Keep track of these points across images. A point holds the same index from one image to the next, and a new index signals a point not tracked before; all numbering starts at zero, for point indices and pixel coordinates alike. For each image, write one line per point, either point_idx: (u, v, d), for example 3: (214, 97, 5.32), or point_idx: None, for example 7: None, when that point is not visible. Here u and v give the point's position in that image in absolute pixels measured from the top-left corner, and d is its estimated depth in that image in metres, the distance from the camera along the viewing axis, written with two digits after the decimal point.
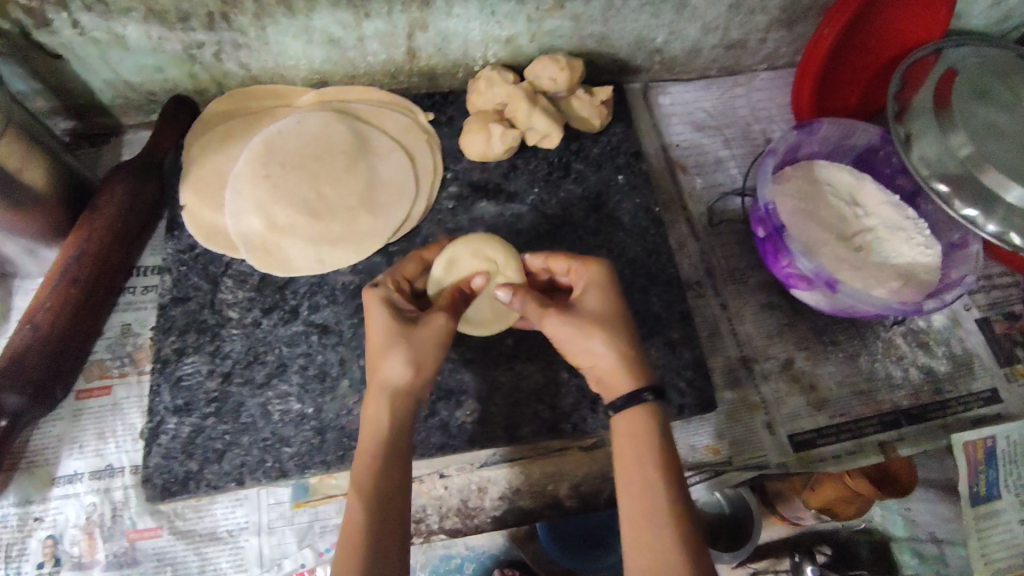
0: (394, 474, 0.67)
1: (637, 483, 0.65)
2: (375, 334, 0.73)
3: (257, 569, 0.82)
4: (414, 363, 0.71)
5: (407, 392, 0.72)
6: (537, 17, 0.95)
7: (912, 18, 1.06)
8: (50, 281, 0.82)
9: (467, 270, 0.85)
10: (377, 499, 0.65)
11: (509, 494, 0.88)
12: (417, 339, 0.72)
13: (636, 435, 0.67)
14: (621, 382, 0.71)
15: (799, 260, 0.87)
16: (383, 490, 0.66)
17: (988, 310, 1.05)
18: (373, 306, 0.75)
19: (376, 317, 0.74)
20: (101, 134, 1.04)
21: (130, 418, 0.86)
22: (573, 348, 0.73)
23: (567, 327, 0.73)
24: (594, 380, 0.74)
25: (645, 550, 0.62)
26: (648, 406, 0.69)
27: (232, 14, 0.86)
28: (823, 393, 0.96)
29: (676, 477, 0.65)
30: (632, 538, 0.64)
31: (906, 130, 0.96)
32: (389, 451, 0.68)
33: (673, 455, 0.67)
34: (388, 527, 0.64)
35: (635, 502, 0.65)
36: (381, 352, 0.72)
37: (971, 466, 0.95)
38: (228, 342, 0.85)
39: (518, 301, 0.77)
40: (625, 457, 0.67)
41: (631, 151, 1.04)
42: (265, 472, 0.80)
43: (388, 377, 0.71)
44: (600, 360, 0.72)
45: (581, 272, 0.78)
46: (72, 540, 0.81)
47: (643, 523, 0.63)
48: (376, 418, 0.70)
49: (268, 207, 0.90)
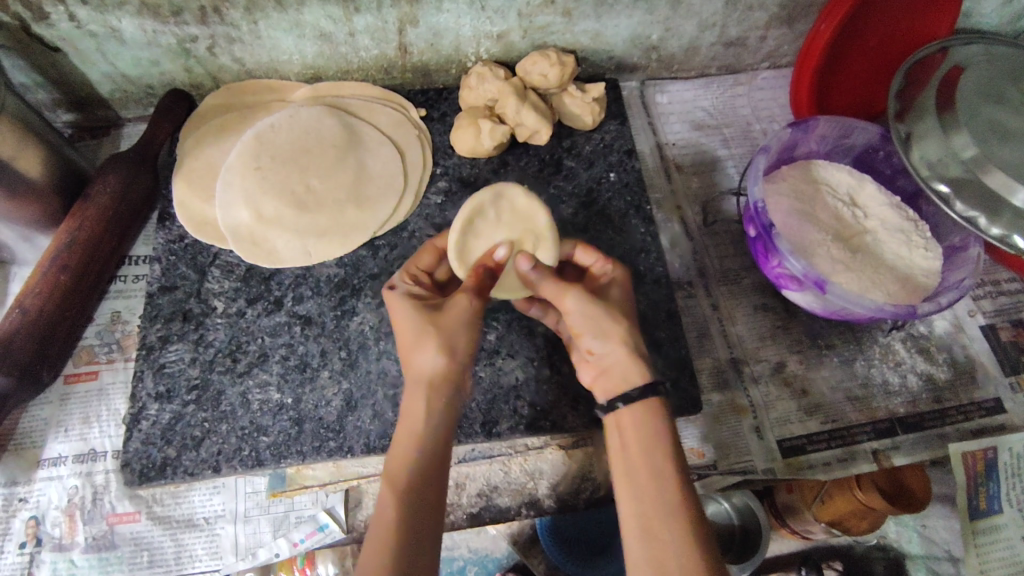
0: (428, 470, 0.66)
1: (644, 474, 0.64)
2: (404, 326, 0.74)
3: (231, 557, 0.84)
4: (447, 348, 0.71)
5: (443, 380, 0.70)
6: (528, 13, 0.95)
7: (917, 17, 1.04)
8: (40, 267, 0.84)
9: (486, 245, 0.85)
10: (413, 496, 0.63)
11: (486, 492, 0.88)
12: (447, 321, 0.72)
13: (644, 427, 0.67)
14: (634, 366, 0.70)
15: (789, 260, 0.85)
16: (418, 488, 0.64)
17: (995, 317, 1.01)
18: (395, 300, 0.76)
19: (400, 308, 0.74)
20: (102, 126, 1.07)
21: (113, 404, 0.88)
22: (590, 328, 0.73)
23: (590, 308, 0.73)
24: (600, 369, 0.73)
25: (653, 540, 0.61)
26: (658, 398, 0.68)
27: (224, 8, 0.87)
28: (815, 398, 0.93)
29: (684, 470, 0.65)
30: (638, 529, 0.62)
31: (907, 130, 0.94)
32: (427, 446, 0.67)
33: (678, 449, 0.66)
34: (421, 524, 0.62)
35: (641, 493, 0.63)
36: (414, 343, 0.72)
37: (970, 481, 0.93)
38: (211, 332, 0.87)
39: (537, 274, 0.77)
40: (631, 450, 0.66)
41: (624, 149, 1.03)
42: (241, 460, 0.80)
43: (423, 367, 0.71)
44: (616, 349, 0.72)
45: (606, 269, 0.80)
46: (54, 521, 0.83)
47: (652, 513, 0.62)
48: (413, 410, 0.69)
49: (256, 199, 0.90)
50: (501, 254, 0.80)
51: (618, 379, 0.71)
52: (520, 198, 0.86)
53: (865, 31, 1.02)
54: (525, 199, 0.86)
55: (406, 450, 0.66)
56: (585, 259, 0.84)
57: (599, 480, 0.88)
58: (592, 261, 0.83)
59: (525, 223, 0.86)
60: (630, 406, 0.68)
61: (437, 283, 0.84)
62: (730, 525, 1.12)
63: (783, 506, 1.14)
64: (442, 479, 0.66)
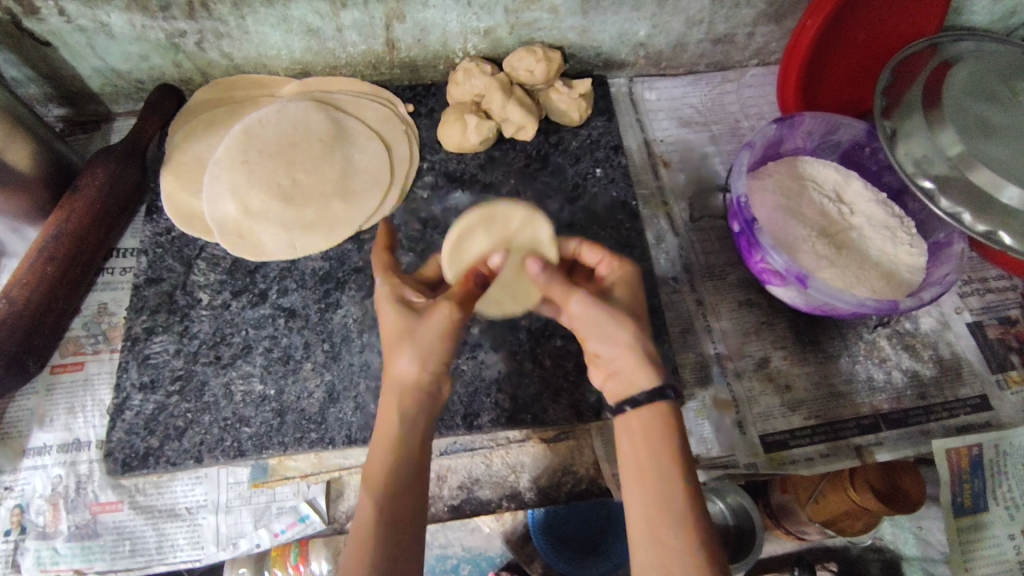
0: (408, 474, 0.66)
1: (650, 479, 0.64)
2: (386, 330, 0.73)
3: (212, 547, 0.85)
4: (424, 357, 0.70)
5: (418, 388, 0.70)
6: (514, 8, 0.95)
7: (904, 14, 1.04)
8: (27, 258, 0.85)
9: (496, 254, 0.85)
10: (388, 501, 0.64)
11: (468, 484, 0.89)
12: (425, 331, 0.70)
13: (653, 433, 0.66)
14: (644, 372, 0.68)
15: (771, 255, 0.85)
16: (395, 493, 0.65)
17: (982, 314, 1.00)
18: (384, 302, 0.75)
19: (388, 314, 0.74)
20: (93, 121, 1.08)
21: (99, 395, 0.89)
22: (595, 332, 0.71)
23: (596, 310, 0.71)
24: (609, 373, 0.72)
25: (658, 547, 0.61)
26: (669, 402, 0.67)
27: (211, 3, 0.88)
28: (799, 394, 0.93)
29: (693, 477, 0.65)
30: (645, 534, 0.63)
31: (892, 125, 0.93)
32: (403, 450, 0.67)
33: (687, 454, 0.66)
34: (397, 529, 0.63)
35: (648, 497, 0.64)
36: (393, 347, 0.71)
37: (954, 476, 0.92)
38: (196, 324, 0.87)
39: (545, 277, 0.75)
40: (639, 453, 0.66)
41: (611, 145, 1.03)
42: (223, 451, 0.81)
43: (398, 373, 0.70)
44: (624, 352, 0.70)
45: (613, 268, 0.78)
46: (38, 510, 0.84)
47: (658, 520, 0.62)
48: (389, 415, 0.69)
49: (243, 192, 0.91)
50: (495, 263, 0.83)
51: (625, 386, 0.70)
52: (540, 223, 0.86)
53: (853, 28, 1.02)
54: (546, 229, 0.86)
55: (381, 454, 0.67)
56: (591, 257, 0.82)
57: (580, 474, 0.89)
58: (597, 260, 0.81)
59: (530, 241, 0.86)
60: (638, 410, 0.67)
61: (427, 281, 0.84)
62: (725, 527, 1.08)
63: (777, 507, 1.13)
64: (419, 483, 0.67)
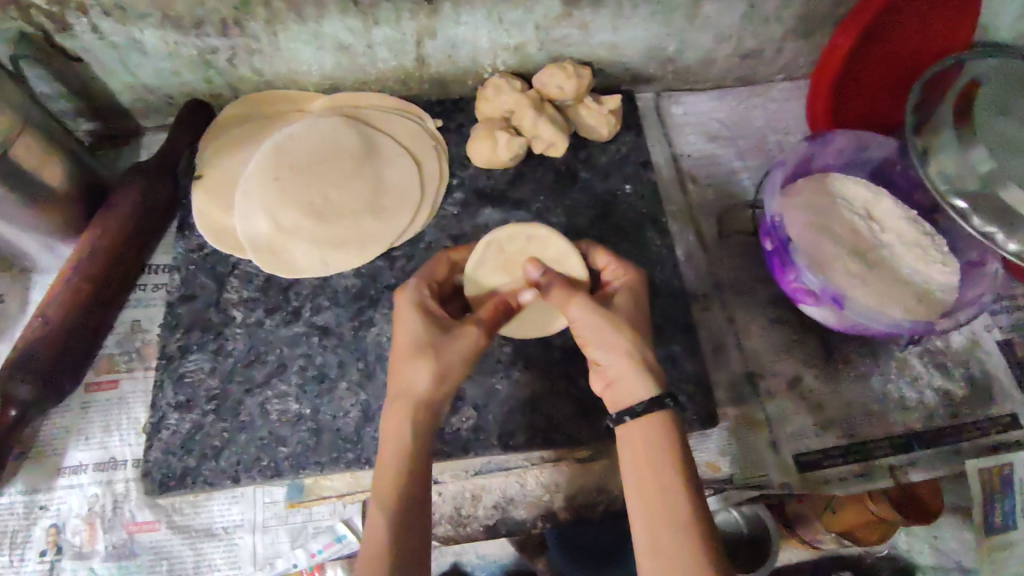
0: (418, 490, 0.66)
1: (652, 488, 0.64)
2: (401, 339, 0.72)
3: (250, 567, 0.86)
4: (440, 375, 0.70)
5: (428, 404, 0.70)
6: (545, 25, 0.95)
7: (935, 31, 1.04)
8: (64, 276, 0.85)
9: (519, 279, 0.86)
10: (404, 518, 0.64)
11: (503, 504, 0.89)
12: (449, 355, 0.71)
13: (652, 441, 0.66)
14: (640, 382, 0.69)
15: (806, 274, 0.85)
16: (405, 513, 0.64)
17: (1011, 332, 1.00)
18: (404, 312, 0.74)
19: (408, 321, 0.73)
20: (121, 136, 1.08)
21: (134, 413, 0.90)
22: (593, 338, 0.72)
23: (594, 317, 0.72)
24: (606, 381, 0.72)
25: (664, 558, 0.61)
26: (668, 411, 0.67)
27: (245, 20, 0.88)
28: (830, 412, 0.93)
29: (694, 485, 0.64)
30: (649, 549, 0.62)
31: (924, 142, 0.91)
32: (417, 468, 0.68)
33: (689, 462, 0.66)
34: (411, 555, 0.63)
35: (650, 509, 0.63)
36: (409, 358, 0.70)
37: (986, 494, 0.94)
38: (231, 342, 0.87)
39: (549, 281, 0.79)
40: (641, 464, 0.66)
41: (640, 161, 1.03)
42: (259, 471, 0.81)
43: (413, 387, 0.70)
44: (620, 359, 0.70)
45: (619, 271, 0.80)
46: (74, 529, 0.85)
47: (660, 529, 0.62)
48: (397, 435, 0.68)
49: (276, 210, 0.91)
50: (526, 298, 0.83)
51: (621, 394, 0.70)
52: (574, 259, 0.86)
53: (883, 45, 1.03)
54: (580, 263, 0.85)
55: (390, 471, 0.67)
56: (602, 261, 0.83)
57: (613, 494, 0.89)
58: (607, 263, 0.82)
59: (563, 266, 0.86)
60: (636, 421, 0.67)
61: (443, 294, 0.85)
62: (740, 535, 1.06)
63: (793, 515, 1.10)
64: (427, 500, 0.67)
